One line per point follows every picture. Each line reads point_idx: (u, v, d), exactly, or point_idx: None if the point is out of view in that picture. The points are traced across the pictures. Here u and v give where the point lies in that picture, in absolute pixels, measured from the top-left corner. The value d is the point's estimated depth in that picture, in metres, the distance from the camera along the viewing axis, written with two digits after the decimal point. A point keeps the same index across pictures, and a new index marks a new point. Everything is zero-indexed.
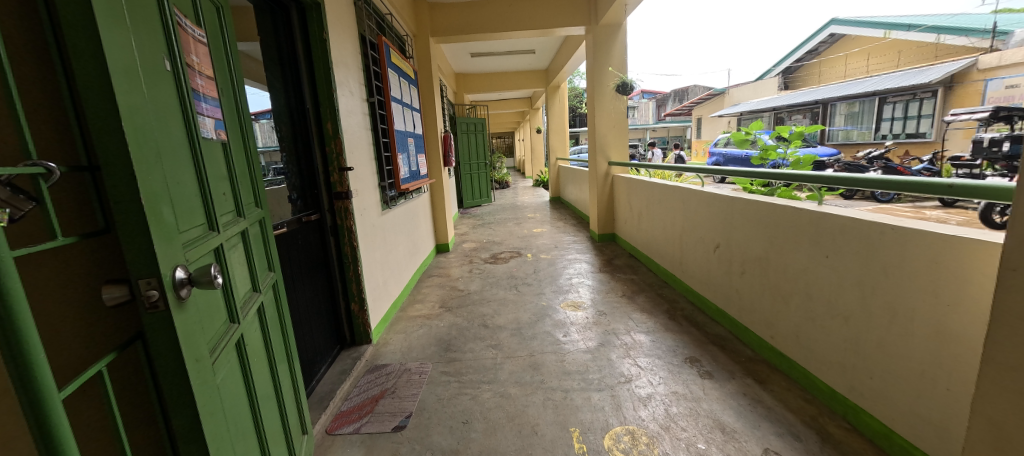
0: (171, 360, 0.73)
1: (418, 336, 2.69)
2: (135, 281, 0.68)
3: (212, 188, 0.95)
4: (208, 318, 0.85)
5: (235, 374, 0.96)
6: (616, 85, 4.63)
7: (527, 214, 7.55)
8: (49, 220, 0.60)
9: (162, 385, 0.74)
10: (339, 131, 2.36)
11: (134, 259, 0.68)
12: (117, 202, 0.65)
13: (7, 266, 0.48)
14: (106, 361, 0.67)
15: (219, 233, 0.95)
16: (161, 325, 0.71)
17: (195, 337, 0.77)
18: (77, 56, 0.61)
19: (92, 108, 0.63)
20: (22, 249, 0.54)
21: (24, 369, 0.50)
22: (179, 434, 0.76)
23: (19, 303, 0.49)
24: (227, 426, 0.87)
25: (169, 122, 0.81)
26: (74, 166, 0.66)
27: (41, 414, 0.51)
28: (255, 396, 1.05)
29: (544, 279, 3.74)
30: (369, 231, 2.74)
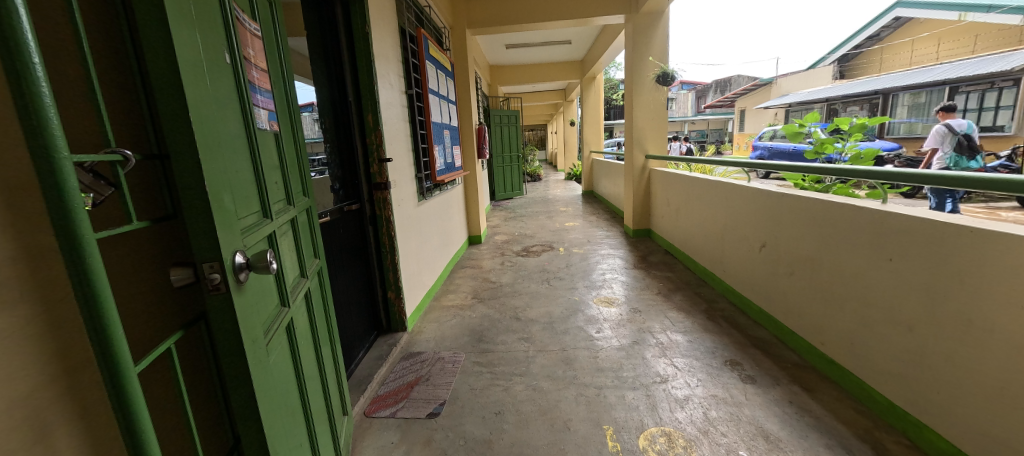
0: (230, 340, 0.77)
1: (451, 325, 2.73)
2: (200, 265, 0.71)
3: (265, 177, 0.99)
4: (263, 302, 0.89)
5: (286, 355, 1.01)
6: (655, 76, 4.48)
7: (559, 208, 7.48)
8: (125, 204, 0.64)
9: (223, 364, 0.78)
10: (379, 124, 2.41)
11: (199, 244, 0.72)
12: (184, 189, 0.69)
13: (91, 248, 0.52)
14: (173, 339, 0.71)
15: (272, 220, 0.99)
16: (222, 307, 0.75)
17: (252, 319, 0.81)
18: (150, 49, 0.65)
19: (164, 99, 0.66)
20: (104, 232, 0.57)
21: (107, 345, 0.54)
22: (237, 411, 0.80)
23: (100, 282, 0.53)
24: (278, 405, 0.91)
25: (229, 114, 0.85)
26: (147, 154, 0.70)
27: (117, 386, 0.55)
28: (302, 377, 1.09)
29: (576, 273, 3.70)
30: (406, 221, 2.80)
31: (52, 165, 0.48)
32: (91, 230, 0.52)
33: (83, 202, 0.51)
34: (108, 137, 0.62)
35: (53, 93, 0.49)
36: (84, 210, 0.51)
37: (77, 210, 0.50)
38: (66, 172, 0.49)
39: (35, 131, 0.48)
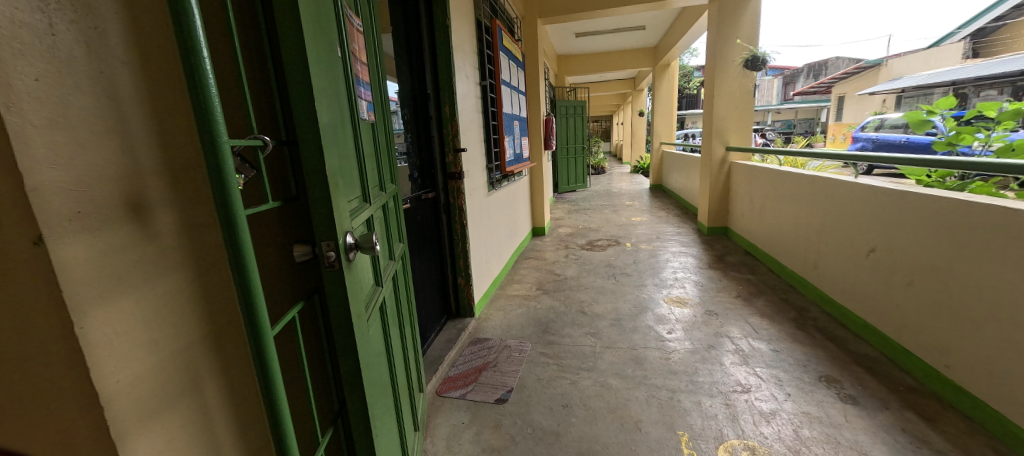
0: (341, 313, 0.83)
1: (517, 315, 2.77)
2: (320, 243, 0.78)
3: (366, 164, 1.06)
4: (365, 280, 0.96)
5: (379, 331, 1.08)
6: (743, 60, 4.11)
7: (625, 202, 7.23)
8: (263, 184, 0.71)
9: (334, 335, 0.85)
10: (455, 115, 2.47)
11: (319, 223, 0.78)
12: (309, 173, 0.76)
13: (242, 225, 0.57)
14: (297, 309, 0.78)
15: (370, 205, 1.06)
16: (336, 283, 0.82)
17: (358, 296, 0.88)
18: (286, 44, 0.71)
19: (294, 90, 0.73)
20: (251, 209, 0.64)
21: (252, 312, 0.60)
22: (344, 378, 0.87)
23: (247, 255, 0.58)
24: (375, 376, 0.98)
25: (341, 104, 0.91)
26: (280, 140, 0.78)
27: (257, 352, 0.61)
28: (390, 353, 1.17)
29: (645, 270, 3.56)
30: (477, 211, 2.87)
31: (215, 149, 0.54)
32: (242, 207, 0.57)
33: (236, 183, 0.56)
34: (251, 123, 0.69)
35: (216, 82, 0.54)
36: (237, 191, 0.56)
37: (233, 191, 0.55)
38: (223, 154, 0.54)
39: (201, 118, 0.53)
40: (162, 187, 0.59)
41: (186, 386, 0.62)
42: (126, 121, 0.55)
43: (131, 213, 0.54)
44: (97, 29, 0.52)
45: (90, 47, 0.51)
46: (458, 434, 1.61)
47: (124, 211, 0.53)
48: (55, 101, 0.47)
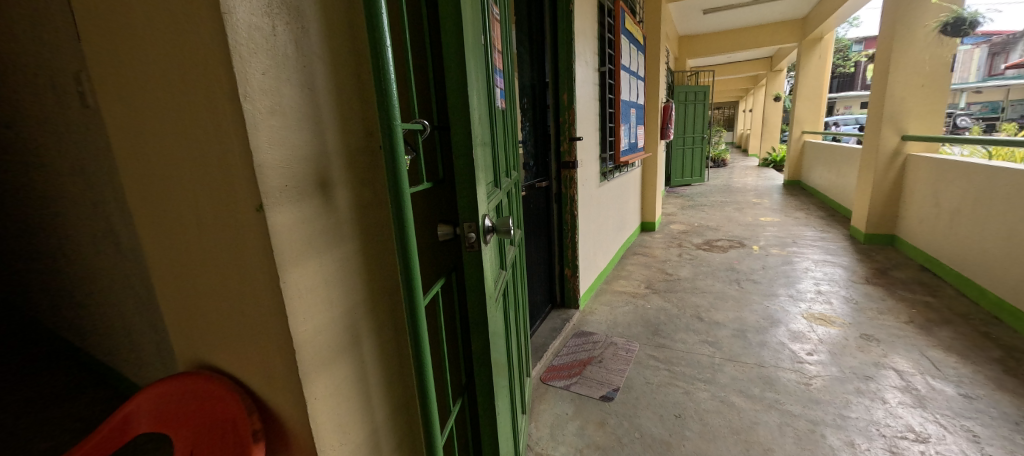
0: (475, 292, 0.89)
1: (623, 312, 2.65)
2: (462, 224, 0.84)
3: (497, 151, 1.10)
4: (493, 261, 1.01)
5: (501, 313, 1.13)
6: (938, 25, 3.24)
7: (752, 199, 6.39)
8: (420, 166, 0.78)
9: (468, 311, 0.91)
10: (573, 102, 2.42)
11: (462, 206, 0.84)
12: (457, 158, 0.81)
13: (407, 201, 0.63)
14: (440, 282, 0.84)
15: (499, 190, 1.10)
16: (472, 262, 0.87)
17: (489, 277, 0.92)
18: (446, 35, 0.76)
19: (451, 79, 0.78)
20: (413, 188, 0.71)
21: (411, 283, 0.66)
22: (475, 353, 0.93)
23: (408, 228, 0.65)
24: (497, 355, 1.03)
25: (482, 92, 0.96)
26: (435, 125, 0.84)
27: (412, 318, 0.68)
28: (507, 335, 1.21)
29: (777, 278, 3.11)
30: (588, 201, 2.80)
31: (389, 131, 0.60)
32: (407, 186, 0.63)
33: (404, 163, 0.62)
34: (414, 109, 0.75)
35: (394, 72, 0.60)
36: (404, 170, 0.62)
37: (400, 171, 0.61)
38: (395, 137, 0.60)
39: (382, 103, 0.59)
40: (340, 157, 0.75)
41: (349, 318, 0.78)
42: (318, 105, 0.70)
43: (317, 177, 0.70)
44: (303, 30, 0.67)
45: (298, 45, 0.67)
46: (562, 425, 1.61)
47: (312, 176, 0.69)
48: (274, 91, 0.63)
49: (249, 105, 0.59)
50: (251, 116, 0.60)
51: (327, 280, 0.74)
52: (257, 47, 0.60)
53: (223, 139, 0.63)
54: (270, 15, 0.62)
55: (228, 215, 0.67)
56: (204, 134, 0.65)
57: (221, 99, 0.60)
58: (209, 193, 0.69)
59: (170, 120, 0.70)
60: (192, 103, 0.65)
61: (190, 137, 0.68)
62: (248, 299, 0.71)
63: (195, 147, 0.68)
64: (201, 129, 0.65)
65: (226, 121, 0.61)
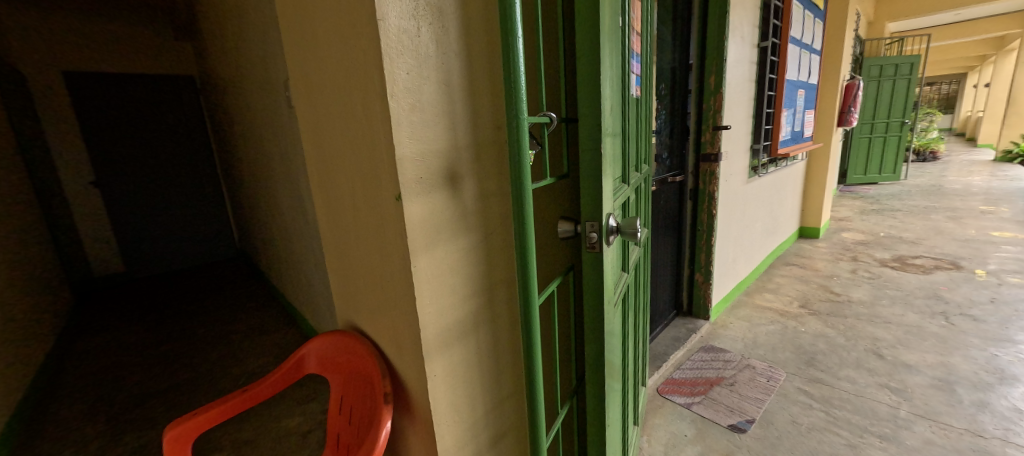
0: (592, 294, 0.85)
1: (767, 331, 2.28)
2: (584, 223, 0.80)
3: (627, 144, 1.03)
4: (614, 263, 0.95)
5: (619, 317, 1.07)
6: None
7: (977, 207, 4.79)
8: (544, 160, 0.73)
9: (584, 313, 0.88)
10: (722, 86, 2.11)
11: (585, 204, 0.80)
12: (584, 153, 0.77)
13: (528, 198, 0.61)
14: (556, 281, 0.79)
15: (626, 187, 1.03)
16: (592, 263, 0.83)
17: (609, 281, 0.87)
18: (581, 22, 0.72)
19: (581, 70, 0.74)
20: (537, 184, 0.68)
21: (526, 282, 0.64)
22: (588, 356, 0.90)
23: (527, 225, 0.63)
24: (612, 362, 0.97)
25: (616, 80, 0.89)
26: (564, 117, 0.79)
27: (526, 318, 0.67)
28: (624, 341, 1.15)
29: (1012, 318, 2.28)
30: (731, 200, 2.45)
31: (515, 125, 0.58)
32: (530, 182, 0.61)
33: (528, 158, 0.60)
34: (541, 102, 0.72)
35: (523, 65, 0.58)
36: (528, 165, 0.60)
37: (523, 167, 0.59)
38: (522, 131, 0.59)
39: (510, 98, 0.58)
40: (469, 151, 0.77)
41: (468, 306, 0.82)
42: (453, 101, 0.73)
43: (448, 170, 0.74)
44: (444, 28, 0.70)
45: (439, 43, 0.70)
46: (679, 446, 1.47)
47: (443, 169, 0.73)
48: (416, 89, 0.68)
49: (394, 102, 0.65)
50: (396, 113, 0.65)
51: (451, 268, 0.78)
52: (403, 48, 0.65)
53: (374, 134, 0.70)
54: (416, 16, 0.66)
55: (376, 201, 0.75)
56: (363, 131, 0.74)
57: (373, 98, 0.68)
58: (364, 181, 0.79)
59: (340, 118, 0.82)
60: (354, 102, 0.75)
61: (353, 133, 0.78)
62: (388, 277, 0.80)
63: (355, 142, 0.78)
64: (360, 126, 0.75)
65: (377, 118, 0.68)
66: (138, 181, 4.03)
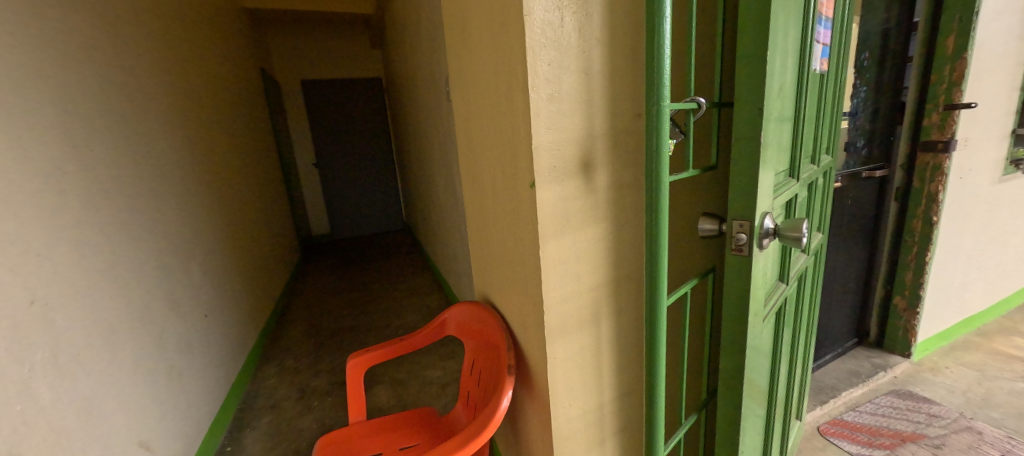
0: (735, 302, 0.75)
1: (1009, 389, 1.68)
2: (731, 221, 0.71)
3: (802, 131, 0.87)
4: (769, 271, 0.82)
5: (771, 333, 0.93)
6: None
7: None
8: (687, 152, 0.65)
9: (723, 322, 0.79)
10: (968, 48, 1.56)
11: (735, 200, 0.70)
12: (738, 142, 0.68)
13: (663, 190, 0.56)
14: (692, 283, 0.72)
15: (795, 182, 0.87)
16: (737, 268, 0.73)
17: (759, 289, 0.76)
18: None
19: (741, 47, 0.66)
20: (677, 175, 0.62)
21: (655, 281, 0.60)
22: (724, 370, 0.81)
23: (663, 224, 0.58)
24: (755, 383, 0.85)
25: (792, 54, 0.75)
26: (716, 101, 0.70)
27: (652, 321, 0.62)
28: (776, 361, 0.99)
29: None
30: (966, 205, 1.83)
31: (656, 110, 0.53)
32: (667, 175, 0.56)
33: (668, 149, 0.55)
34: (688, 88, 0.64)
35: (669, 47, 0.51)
36: (667, 154, 0.55)
37: (661, 157, 0.54)
38: (663, 120, 0.53)
39: (652, 86, 0.53)
40: (606, 140, 0.75)
41: (593, 297, 0.82)
42: (592, 89, 0.72)
43: (581, 159, 0.74)
44: (588, 16, 0.69)
45: (582, 31, 0.70)
46: None
47: (578, 157, 0.74)
48: (556, 79, 0.69)
49: (535, 94, 0.68)
50: (535, 104, 0.68)
51: (578, 256, 0.78)
52: (547, 41, 0.67)
53: (516, 124, 0.75)
54: (560, 7, 0.67)
55: (513, 187, 0.81)
56: (506, 122, 0.79)
57: (516, 90, 0.72)
58: (504, 168, 0.85)
59: (487, 110, 0.89)
60: (500, 95, 0.80)
61: (498, 124, 0.84)
62: (520, 260, 0.85)
63: (499, 133, 0.84)
64: (504, 117, 0.81)
65: (518, 109, 0.72)
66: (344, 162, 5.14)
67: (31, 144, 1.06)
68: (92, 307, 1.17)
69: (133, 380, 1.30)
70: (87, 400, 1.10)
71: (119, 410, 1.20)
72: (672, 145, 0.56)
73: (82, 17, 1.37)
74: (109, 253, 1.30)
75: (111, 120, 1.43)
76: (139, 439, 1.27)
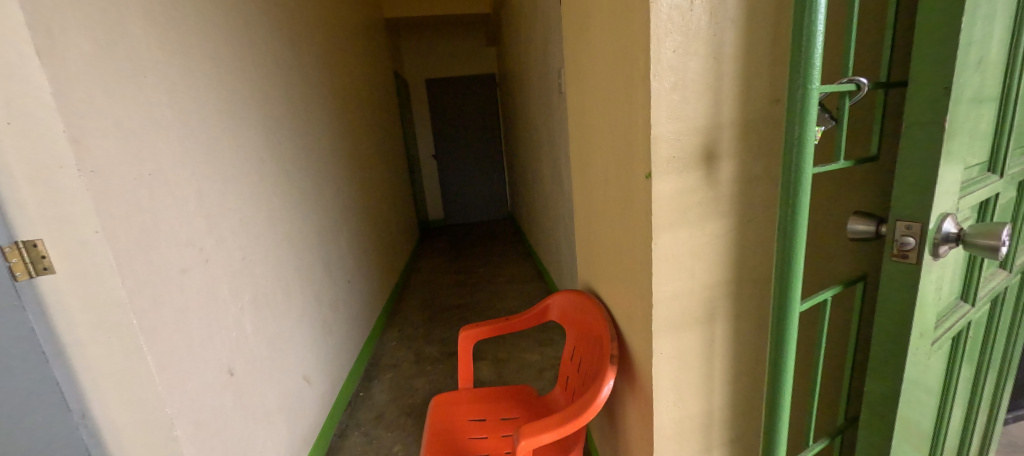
0: (892, 319, 0.64)
1: None
2: (893, 222, 0.60)
3: (1012, 115, 0.69)
4: (945, 286, 0.67)
5: (942, 362, 0.77)
6: None
7: None
8: (837, 141, 0.57)
9: (873, 341, 0.68)
10: None
11: (901, 198, 0.60)
12: (911, 130, 0.58)
13: (805, 184, 0.50)
14: (834, 291, 0.63)
15: (996, 179, 0.70)
16: (898, 277, 0.62)
17: (927, 306, 0.63)
18: None
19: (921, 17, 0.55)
20: (824, 168, 0.55)
21: (786, 284, 0.54)
22: (869, 395, 0.70)
23: (801, 222, 0.52)
24: (914, 418, 0.72)
25: (1003, 19, 0.60)
26: (883, 82, 0.59)
27: (780, 328, 0.57)
28: (947, 397, 0.82)
29: None
30: None
31: (803, 95, 0.48)
32: (812, 166, 0.50)
33: (814, 137, 0.49)
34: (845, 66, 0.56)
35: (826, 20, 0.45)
36: (813, 143, 0.49)
37: (806, 147, 0.49)
38: (810, 105, 0.48)
39: (798, 67, 0.47)
40: (734, 129, 0.70)
41: (709, 298, 0.77)
42: (721, 74, 0.67)
43: (705, 150, 0.70)
44: None
45: (714, 14, 0.65)
46: None
47: (700, 148, 0.69)
48: (682, 67, 0.66)
49: (657, 83, 0.66)
50: (656, 93, 0.66)
51: (694, 253, 0.74)
52: (673, 26, 0.64)
53: (633, 115, 0.74)
54: None
55: (626, 178, 0.79)
56: (623, 112, 0.78)
57: (636, 80, 0.71)
58: (617, 159, 0.84)
59: (602, 101, 0.88)
60: (618, 85, 0.79)
61: (613, 115, 0.84)
62: (629, 253, 0.84)
63: (614, 124, 0.84)
64: (620, 107, 0.79)
65: (638, 99, 0.71)
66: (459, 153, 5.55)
67: (245, 139, 1.39)
68: (277, 266, 1.50)
69: (302, 327, 1.62)
70: (273, 338, 1.41)
71: (291, 349, 1.52)
72: (820, 133, 0.50)
73: (276, 37, 1.72)
74: (288, 225, 1.63)
75: (291, 119, 1.78)
76: (303, 374, 1.59)
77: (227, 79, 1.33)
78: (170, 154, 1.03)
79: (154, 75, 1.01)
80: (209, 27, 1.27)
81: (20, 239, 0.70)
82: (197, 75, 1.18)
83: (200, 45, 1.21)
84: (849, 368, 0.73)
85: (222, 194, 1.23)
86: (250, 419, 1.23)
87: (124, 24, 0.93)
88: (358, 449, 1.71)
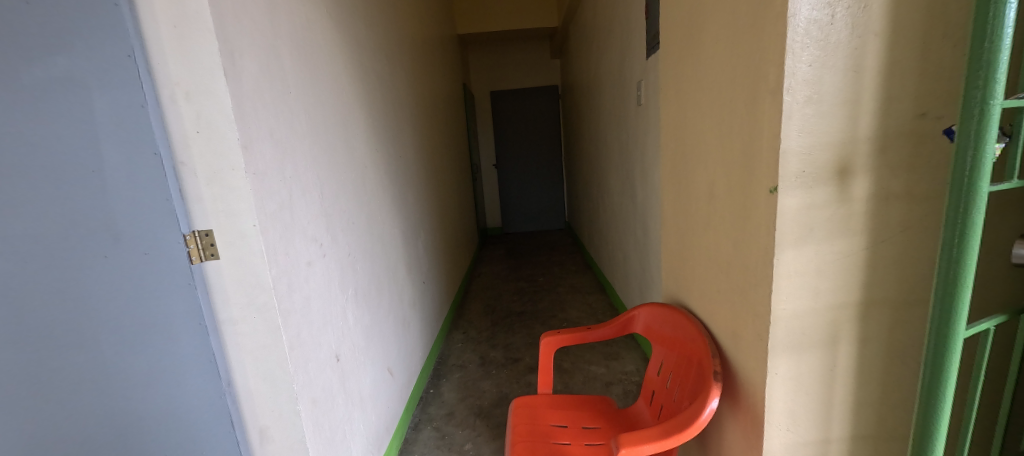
0: None
1: None
2: None
3: None
4: None
5: None
6: None
7: None
8: (1010, 158, 0.56)
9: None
10: None
11: None
12: None
13: (980, 195, 0.53)
14: (997, 321, 0.62)
15: None
16: None
17: None
18: None
19: None
20: (993, 186, 0.54)
21: (951, 290, 0.57)
22: None
23: (974, 236, 0.55)
24: None
25: None
26: None
27: (941, 333, 0.59)
28: None
29: None
30: None
31: (981, 111, 0.51)
32: (989, 183, 0.53)
33: (993, 153, 0.52)
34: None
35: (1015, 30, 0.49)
36: (991, 158, 0.52)
37: (984, 162, 0.52)
38: (991, 120, 0.51)
39: (978, 82, 0.51)
40: (872, 145, 0.67)
41: (835, 319, 0.74)
42: (860, 88, 0.66)
43: (838, 165, 0.68)
44: (865, 8, 0.64)
45: (854, 27, 0.64)
46: None
47: (833, 163, 0.68)
48: (817, 81, 0.65)
49: (789, 96, 0.65)
50: (788, 106, 0.65)
51: (820, 271, 0.72)
52: (810, 39, 0.64)
53: (756, 128, 0.72)
54: (831, 5, 0.63)
55: (743, 192, 0.79)
56: (739, 126, 0.78)
57: (762, 93, 0.70)
58: (727, 173, 0.83)
59: (712, 113, 0.87)
60: (734, 97, 0.79)
61: (723, 127, 0.83)
62: (739, 268, 0.83)
63: (724, 136, 0.83)
64: (737, 120, 0.78)
65: (762, 112, 0.70)
66: (520, 163, 5.63)
67: (354, 147, 1.54)
68: (371, 263, 1.61)
69: (388, 322, 1.73)
70: (367, 329, 1.52)
71: (380, 341, 1.62)
72: (999, 149, 0.53)
73: (377, 55, 1.88)
74: (380, 226, 1.75)
75: (386, 130, 1.94)
76: (388, 366, 1.69)
77: (341, 92, 1.46)
78: (304, 160, 1.17)
79: (297, 91, 1.16)
80: (330, 47, 1.42)
81: (197, 228, 0.87)
82: (324, 90, 1.33)
83: (324, 62, 1.36)
84: (1008, 403, 0.68)
85: (336, 196, 1.36)
86: (349, 403, 1.33)
87: (278, 48, 1.08)
88: (431, 443, 1.78)
